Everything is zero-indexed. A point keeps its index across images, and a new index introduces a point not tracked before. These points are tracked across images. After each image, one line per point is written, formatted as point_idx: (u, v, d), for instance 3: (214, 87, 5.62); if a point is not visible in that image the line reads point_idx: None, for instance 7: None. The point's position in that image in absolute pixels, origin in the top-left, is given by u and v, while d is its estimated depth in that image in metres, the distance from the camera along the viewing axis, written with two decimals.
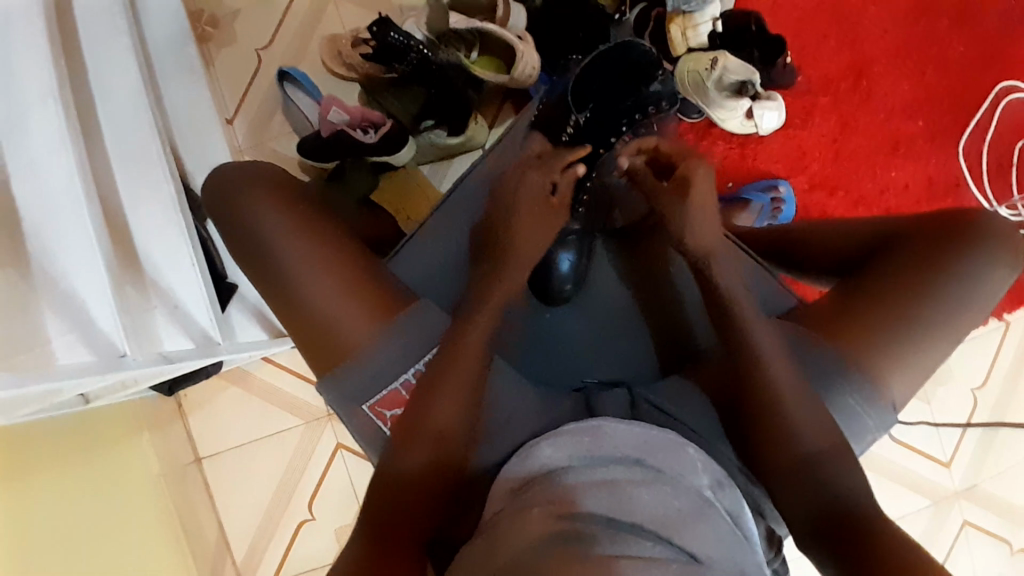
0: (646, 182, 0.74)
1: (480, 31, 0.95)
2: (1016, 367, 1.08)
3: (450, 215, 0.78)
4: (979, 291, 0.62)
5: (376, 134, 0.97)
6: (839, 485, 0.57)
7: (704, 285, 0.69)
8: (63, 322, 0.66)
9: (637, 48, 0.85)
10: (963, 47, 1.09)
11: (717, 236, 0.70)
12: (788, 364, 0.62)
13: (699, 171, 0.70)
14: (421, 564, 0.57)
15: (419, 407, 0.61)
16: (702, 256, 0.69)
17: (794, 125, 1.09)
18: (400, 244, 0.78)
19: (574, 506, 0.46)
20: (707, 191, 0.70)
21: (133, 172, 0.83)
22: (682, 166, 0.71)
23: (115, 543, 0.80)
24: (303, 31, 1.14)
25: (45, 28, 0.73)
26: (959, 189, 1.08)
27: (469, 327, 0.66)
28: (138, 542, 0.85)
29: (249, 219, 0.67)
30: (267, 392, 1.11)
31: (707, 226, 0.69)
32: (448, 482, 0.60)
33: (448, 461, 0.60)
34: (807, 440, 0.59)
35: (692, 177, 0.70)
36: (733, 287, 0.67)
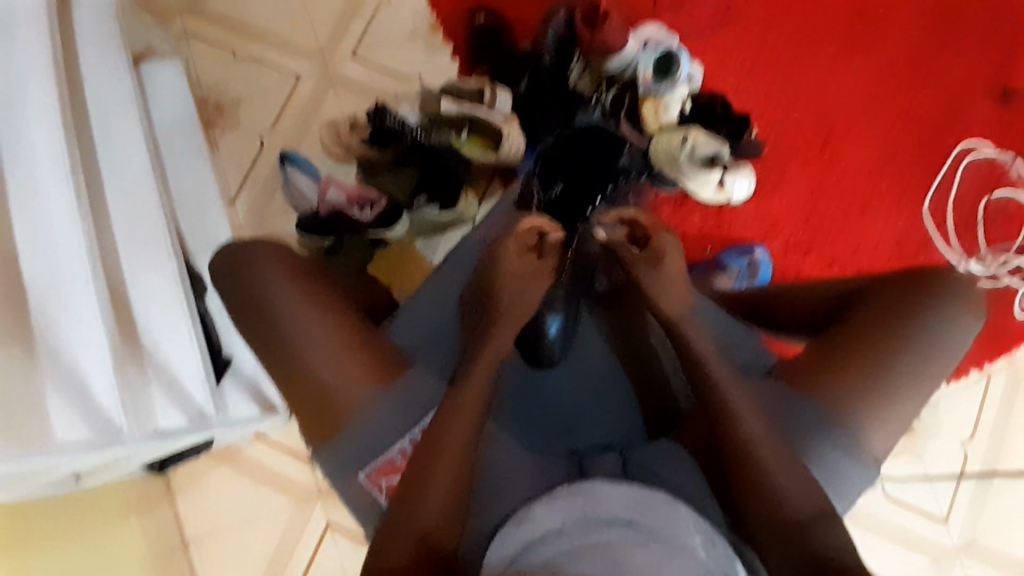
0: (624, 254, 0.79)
1: (469, 116, 1.02)
2: (1002, 419, 1.10)
3: (450, 280, 0.85)
4: (946, 340, 0.65)
5: (373, 212, 1.03)
6: (831, 544, 0.57)
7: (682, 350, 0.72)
8: (64, 398, 0.68)
9: (603, 132, 1.01)
10: (919, 113, 1.17)
11: (688, 301, 0.74)
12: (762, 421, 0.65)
13: (672, 243, 0.75)
14: None
15: (419, 461, 0.62)
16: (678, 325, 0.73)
17: (765, 194, 1.16)
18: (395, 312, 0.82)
19: None
20: (678, 264, 0.75)
21: (136, 249, 0.86)
22: (657, 240, 0.75)
23: None
24: (304, 116, 1.22)
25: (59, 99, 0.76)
26: (927, 246, 1.14)
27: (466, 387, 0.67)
28: None
29: (254, 283, 0.71)
30: (256, 468, 1.09)
31: (678, 293, 0.74)
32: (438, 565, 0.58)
33: (437, 543, 0.59)
34: (802, 499, 0.60)
35: (666, 250, 0.75)
36: (707, 350, 0.70)
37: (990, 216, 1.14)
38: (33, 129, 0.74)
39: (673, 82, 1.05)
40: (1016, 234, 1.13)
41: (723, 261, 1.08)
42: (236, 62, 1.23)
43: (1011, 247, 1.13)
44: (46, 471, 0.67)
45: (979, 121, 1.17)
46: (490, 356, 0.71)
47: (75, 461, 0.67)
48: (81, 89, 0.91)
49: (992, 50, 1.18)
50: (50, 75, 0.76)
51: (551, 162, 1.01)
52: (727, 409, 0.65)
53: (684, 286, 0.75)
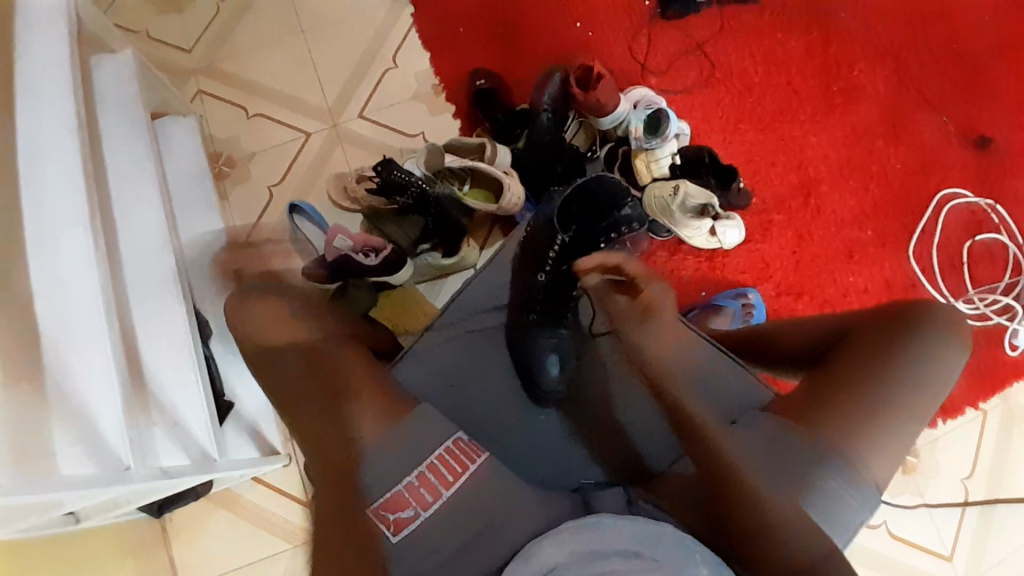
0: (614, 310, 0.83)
1: (472, 169, 1.10)
2: (999, 456, 1.11)
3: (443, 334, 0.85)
4: (932, 372, 0.68)
5: (378, 258, 1.05)
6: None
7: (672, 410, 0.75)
8: (72, 434, 0.66)
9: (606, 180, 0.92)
10: (898, 164, 1.24)
11: (673, 361, 0.79)
12: (752, 460, 0.66)
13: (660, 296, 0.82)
14: None
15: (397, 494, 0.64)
16: (659, 382, 0.78)
17: (756, 240, 1.21)
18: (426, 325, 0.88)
19: None
20: (668, 318, 0.80)
21: (148, 295, 0.88)
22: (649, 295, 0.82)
23: None
24: (312, 169, 1.27)
25: (80, 156, 0.79)
26: (915, 288, 1.18)
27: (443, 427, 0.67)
28: None
29: (265, 330, 0.76)
30: (252, 513, 1.09)
31: (658, 352, 0.79)
32: None
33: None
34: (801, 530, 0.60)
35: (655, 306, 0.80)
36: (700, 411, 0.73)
37: (973, 258, 1.19)
38: (51, 177, 0.76)
39: (662, 138, 1.11)
40: (1001, 275, 1.18)
41: (717, 302, 1.12)
42: (248, 120, 1.30)
43: (997, 287, 1.17)
44: (50, 507, 0.67)
45: (956, 171, 1.23)
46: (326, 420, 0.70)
47: (78, 497, 0.66)
48: (100, 147, 0.95)
49: (961, 106, 1.26)
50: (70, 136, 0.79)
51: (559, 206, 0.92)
52: (710, 440, 0.69)
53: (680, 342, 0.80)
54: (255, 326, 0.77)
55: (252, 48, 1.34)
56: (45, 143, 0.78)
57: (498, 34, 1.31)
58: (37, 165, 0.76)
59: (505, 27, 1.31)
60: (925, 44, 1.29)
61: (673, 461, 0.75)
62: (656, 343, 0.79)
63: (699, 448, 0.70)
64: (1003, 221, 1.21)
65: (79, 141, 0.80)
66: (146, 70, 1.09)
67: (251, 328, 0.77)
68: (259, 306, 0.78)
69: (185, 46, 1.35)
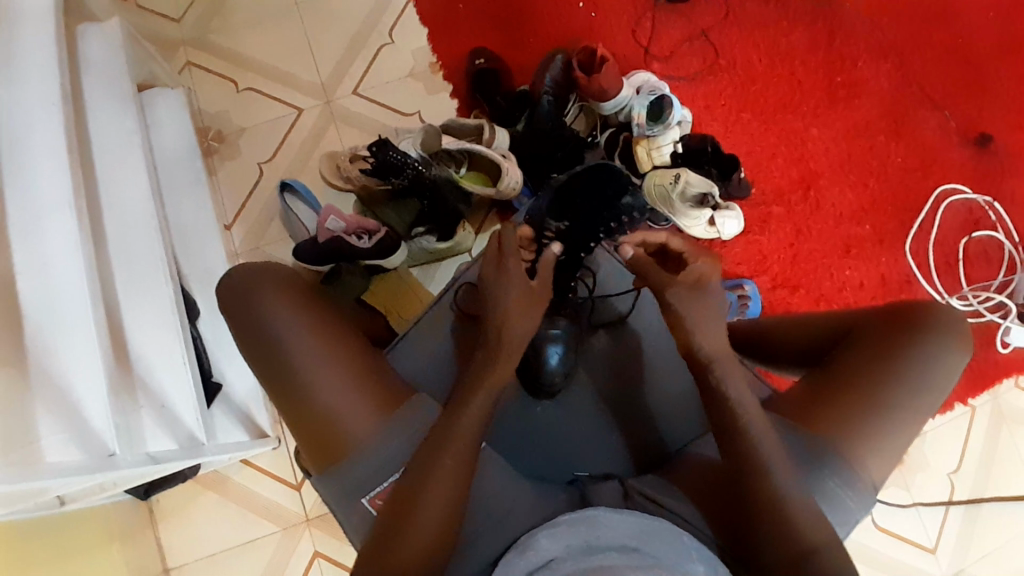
0: (656, 277, 0.75)
1: (470, 152, 1.07)
2: (986, 452, 1.12)
3: (440, 314, 0.83)
4: (937, 376, 0.67)
5: (370, 241, 1.03)
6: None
7: (705, 388, 0.69)
8: (55, 421, 0.63)
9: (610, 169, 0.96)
10: (899, 160, 1.23)
11: (725, 345, 0.71)
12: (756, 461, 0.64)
13: (709, 275, 0.75)
14: None
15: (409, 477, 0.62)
16: (704, 357, 0.70)
17: (754, 231, 1.20)
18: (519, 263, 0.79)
19: None
20: (713, 294, 0.75)
21: (135, 275, 0.86)
22: (696, 269, 0.75)
23: None
24: (304, 149, 1.24)
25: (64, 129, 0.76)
26: (911, 284, 1.18)
27: (462, 414, 0.66)
28: None
29: (254, 304, 0.70)
30: (240, 497, 1.08)
31: (711, 333, 0.71)
32: None
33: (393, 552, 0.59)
34: (807, 529, 0.60)
35: (703, 283, 0.74)
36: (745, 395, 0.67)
37: (969, 256, 1.19)
38: (35, 153, 0.73)
39: (665, 126, 1.10)
40: (995, 273, 1.18)
41: None
42: (239, 95, 1.26)
43: (991, 285, 1.18)
44: (36, 495, 0.65)
45: (955, 168, 1.23)
46: (320, 405, 0.67)
47: (64, 484, 0.64)
48: (85, 121, 0.91)
49: (964, 101, 1.25)
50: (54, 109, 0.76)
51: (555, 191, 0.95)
52: (735, 425, 0.65)
53: (723, 327, 0.73)
54: (244, 297, 0.71)
55: (243, 21, 1.29)
56: (27, 118, 0.74)
57: (497, 13, 1.27)
58: (22, 140, 0.73)
59: (505, 6, 1.27)
60: (930, 37, 1.27)
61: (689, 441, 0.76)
62: (706, 323, 0.72)
63: (729, 442, 0.65)
64: (1001, 219, 1.20)
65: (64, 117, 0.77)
66: (134, 41, 1.05)
67: (243, 299, 0.71)
68: (252, 276, 0.72)
69: (173, 15, 1.29)
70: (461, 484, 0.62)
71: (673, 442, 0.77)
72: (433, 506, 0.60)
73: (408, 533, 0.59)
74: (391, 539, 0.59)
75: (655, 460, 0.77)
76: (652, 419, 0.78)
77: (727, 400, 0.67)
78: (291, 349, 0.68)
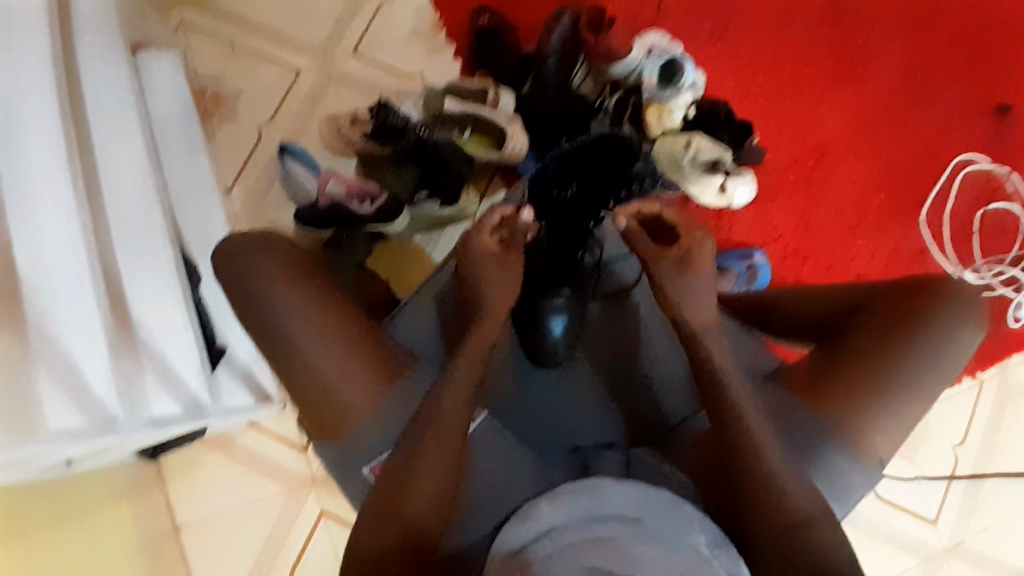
0: (646, 251, 0.76)
1: (474, 115, 1.03)
2: (990, 426, 1.12)
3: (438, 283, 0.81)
4: (949, 351, 0.66)
5: (373, 206, 1.01)
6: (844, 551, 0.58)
7: (695, 360, 0.70)
8: (59, 386, 0.64)
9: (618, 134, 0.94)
10: (917, 128, 1.19)
11: (713, 314, 0.72)
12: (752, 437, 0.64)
13: (704, 244, 0.74)
14: None
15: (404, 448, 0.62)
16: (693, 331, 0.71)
17: (766, 199, 1.17)
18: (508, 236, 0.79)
19: None
20: (708, 264, 0.74)
21: (134, 240, 0.84)
22: (688, 241, 0.74)
23: None
24: (304, 111, 1.20)
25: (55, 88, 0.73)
26: (924, 255, 1.15)
27: (446, 392, 0.65)
28: None
29: (252, 275, 0.69)
30: (247, 460, 1.10)
31: (702, 301, 0.72)
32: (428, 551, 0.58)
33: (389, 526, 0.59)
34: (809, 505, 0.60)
35: (696, 253, 0.73)
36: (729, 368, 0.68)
37: (984, 228, 1.16)
38: (26, 112, 0.71)
39: (677, 90, 1.05)
40: (1011, 246, 1.15)
41: (722, 263, 1.10)
42: (236, 54, 1.22)
43: (1006, 258, 1.15)
44: (38, 459, 0.65)
45: (976, 136, 1.18)
46: (317, 378, 0.66)
47: (68, 448, 0.64)
48: (78, 80, 0.88)
49: (981, 78, 1.20)
50: (43, 67, 0.73)
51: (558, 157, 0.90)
52: (729, 402, 0.65)
53: (715, 294, 0.73)
54: (241, 266, 0.70)
55: None
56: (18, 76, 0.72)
57: None
58: (12, 99, 0.71)
59: None
60: None
61: (690, 414, 0.75)
62: (696, 295, 0.72)
63: (731, 421, 0.64)
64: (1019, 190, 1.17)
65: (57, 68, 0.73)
66: None
67: (239, 267, 0.70)
68: (248, 244, 0.71)
69: None
70: (456, 458, 0.63)
71: (674, 416, 0.76)
72: (427, 481, 0.60)
73: (405, 506, 0.59)
74: (389, 511, 0.59)
75: (654, 432, 0.75)
76: (654, 391, 0.77)
77: (720, 379, 0.67)
78: (288, 321, 0.68)
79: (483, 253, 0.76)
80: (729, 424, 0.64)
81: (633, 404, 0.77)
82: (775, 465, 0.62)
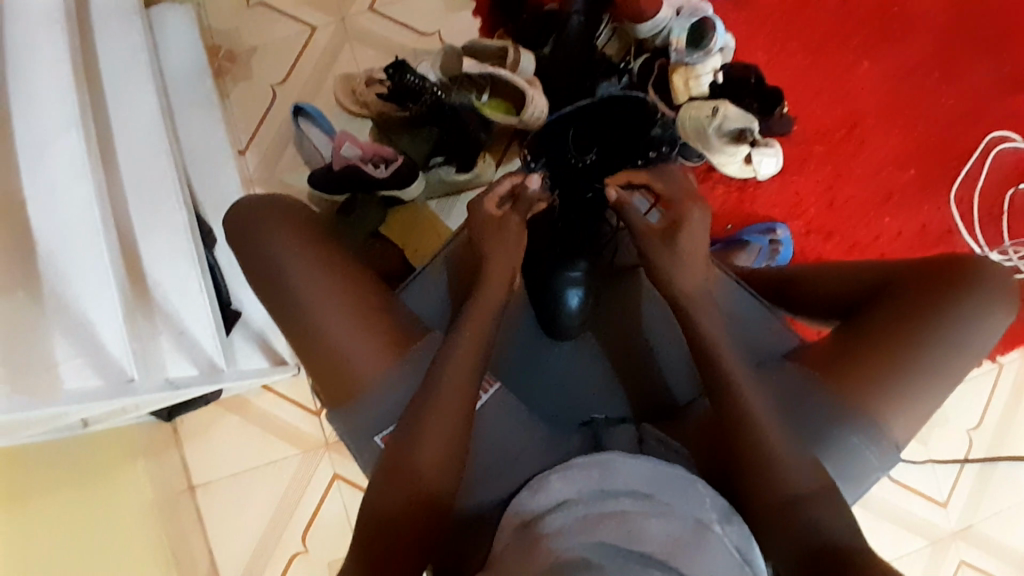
0: (637, 224, 0.75)
1: (493, 77, 0.98)
2: (1009, 412, 1.10)
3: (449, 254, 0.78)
4: (978, 334, 0.64)
5: (387, 170, 0.99)
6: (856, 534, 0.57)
7: (687, 331, 0.69)
8: (73, 346, 0.63)
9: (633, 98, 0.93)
10: (953, 101, 1.13)
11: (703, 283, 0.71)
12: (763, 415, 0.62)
13: (693, 216, 0.73)
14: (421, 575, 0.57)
15: (411, 415, 0.62)
16: (692, 305, 0.69)
17: (791, 171, 1.13)
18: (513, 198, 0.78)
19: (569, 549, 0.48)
20: (697, 236, 0.73)
21: (148, 201, 0.83)
22: (679, 211, 0.74)
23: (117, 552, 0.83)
24: (317, 70, 1.17)
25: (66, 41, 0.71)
26: (951, 235, 1.11)
27: (450, 359, 0.64)
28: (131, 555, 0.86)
29: (264, 238, 0.69)
30: (262, 421, 1.12)
31: (693, 271, 0.71)
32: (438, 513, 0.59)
33: (399, 492, 0.59)
34: (823, 491, 0.58)
35: (686, 224, 0.73)
36: (718, 339, 0.67)
37: (1015, 208, 1.11)
38: (39, 69, 0.70)
39: (706, 52, 0.99)
40: None
41: (744, 237, 1.07)
42: (249, 10, 1.19)
43: None
44: (56, 418, 0.65)
45: (1013, 111, 1.12)
46: (329, 343, 0.66)
47: (83, 408, 0.63)
48: (91, 35, 0.86)
49: None
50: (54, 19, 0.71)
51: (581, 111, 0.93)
52: (742, 379, 0.64)
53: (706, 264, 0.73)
54: (250, 227, 0.70)
55: None
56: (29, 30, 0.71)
57: None
58: (25, 54, 0.70)
59: None
60: None
61: (693, 399, 0.73)
62: (688, 264, 0.71)
63: (746, 398, 0.63)
64: None
65: (67, 34, 0.74)
66: None
67: (248, 229, 0.69)
68: (260, 206, 0.70)
69: None
70: (462, 429, 0.62)
71: (683, 394, 0.74)
72: (437, 448, 0.60)
73: (410, 475, 0.59)
74: (394, 479, 0.60)
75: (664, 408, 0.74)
76: (671, 367, 0.75)
77: (733, 357, 0.65)
78: (301, 284, 0.67)
79: (487, 218, 0.76)
80: (744, 402, 0.62)
81: (648, 381, 0.75)
82: (789, 444, 0.60)
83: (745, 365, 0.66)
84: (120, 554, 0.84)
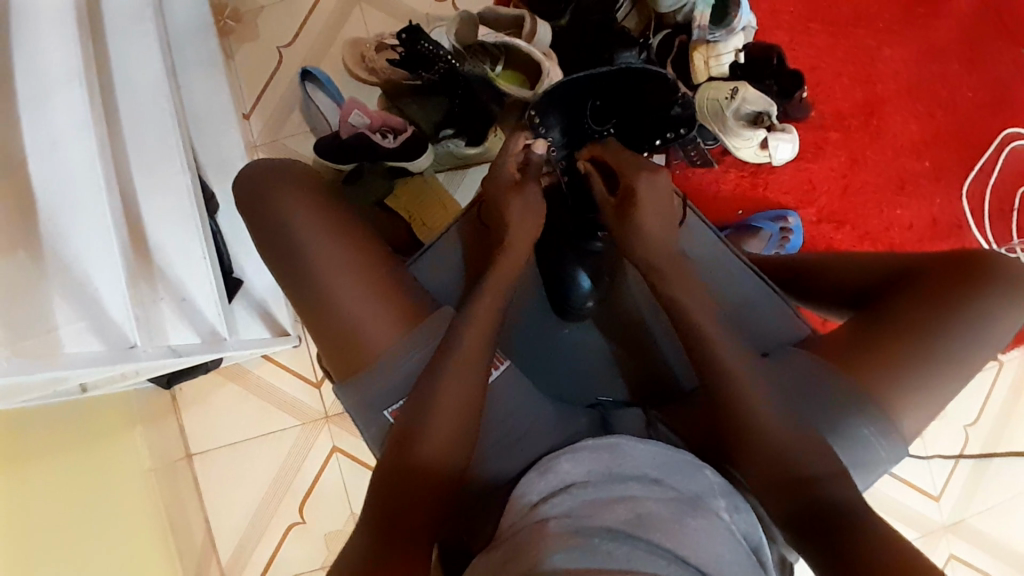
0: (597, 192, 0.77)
1: (507, 45, 0.96)
2: (1005, 409, 1.10)
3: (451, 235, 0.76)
4: (993, 331, 0.63)
5: (396, 141, 0.97)
6: None
7: (677, 321, 0.67)
8: (71, 309, 0.61)
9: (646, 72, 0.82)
10: (971, 94, 1.11)
11: (671, 249, 0.71)
12: (771, 402, 0.62)
13: (640, 182, 0.73)
14: (429, 548, 0.57)
15: (425, 383, 0.61)
16: (695, 292, 0.68)
17: (805, 157, 1.11)
18: (522, 162, 0.77)
19: (578, 530, 0.47)
20: (651, 203, 0.72)
21: (151, 164, 0.81)
22: (629, 181, 0.73)
23: (115, 518, 0.83)
24: (326, 32, 1.14)
25: None
26: (961, 230, 1.09)
27: (458, 338, 0.63)
28: (130, 520, 0.86)
29: (271, 203, 0.67)
30: (263, 390, 1.12)
31: (654, 241, 0.70)
32: (446, 490, 0.59)
33: (406, 469, 0.59)
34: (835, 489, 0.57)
35: (638, 194, 0.72)
36: (715, 328, 0.65)
37: None
38: (42, 20, 0.68)
39: (729, 31, 0.97)
40: None
41: (754, 224, 1.05)
42: None
43: None
44: (56, 381, 0.64)
45: None
46: (335, 314, 0.65)
47: (80, 373, 0.61)
48: None
49: None
50: None
51: (601, 81, 0.83)
52: (750, 368, 0.63)
53: (677, 237, 0.72)
54: (254, 190, 0.68)
55: None
56: None
57: None
58: (29, 3, 0.67)
59: None
60: None
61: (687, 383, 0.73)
62: (639, 233, 0.71)
63: (754, 388, 0.62)
64: None
65: None
66: None
67: (252, 192, 0.68)
68: (265, 168, 0.69)
69: None
70: (477, 400, 0.61)
71: (687, 381, 0.73)
72: (443, 424, 0.60)
73: (424, 444, 0.59)
74: (404, 450, 0.59)
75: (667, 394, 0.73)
76: (672, 352, 0.75)
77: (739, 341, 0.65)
78: (309, 252, 0.66)
79: (506, 180, 0.74)
80: (750, 389, 0.62)
81: (655, 365, 0.75)
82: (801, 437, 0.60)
83: (746, 353, 0.65)
84: (117, 519, 0.83)
